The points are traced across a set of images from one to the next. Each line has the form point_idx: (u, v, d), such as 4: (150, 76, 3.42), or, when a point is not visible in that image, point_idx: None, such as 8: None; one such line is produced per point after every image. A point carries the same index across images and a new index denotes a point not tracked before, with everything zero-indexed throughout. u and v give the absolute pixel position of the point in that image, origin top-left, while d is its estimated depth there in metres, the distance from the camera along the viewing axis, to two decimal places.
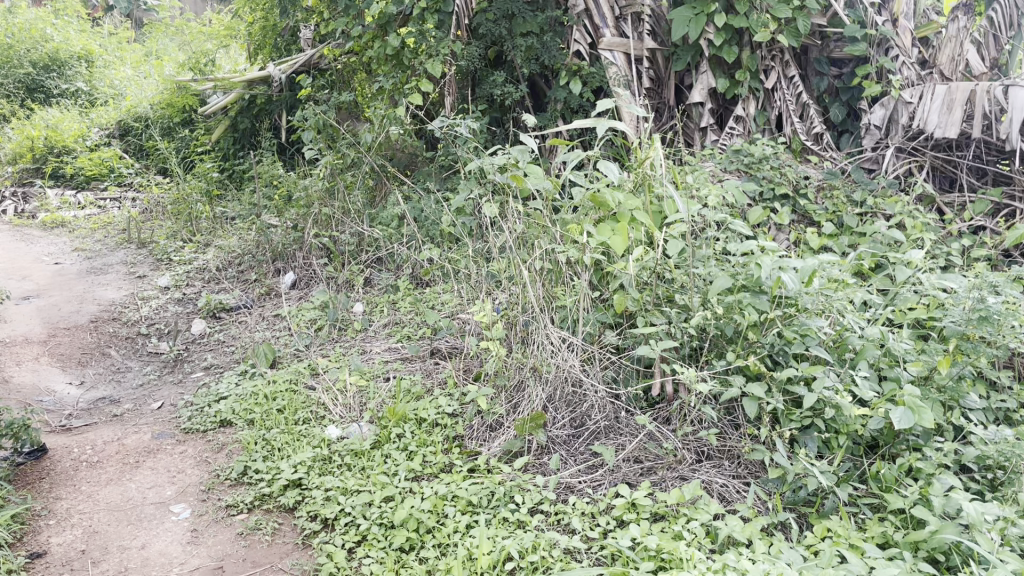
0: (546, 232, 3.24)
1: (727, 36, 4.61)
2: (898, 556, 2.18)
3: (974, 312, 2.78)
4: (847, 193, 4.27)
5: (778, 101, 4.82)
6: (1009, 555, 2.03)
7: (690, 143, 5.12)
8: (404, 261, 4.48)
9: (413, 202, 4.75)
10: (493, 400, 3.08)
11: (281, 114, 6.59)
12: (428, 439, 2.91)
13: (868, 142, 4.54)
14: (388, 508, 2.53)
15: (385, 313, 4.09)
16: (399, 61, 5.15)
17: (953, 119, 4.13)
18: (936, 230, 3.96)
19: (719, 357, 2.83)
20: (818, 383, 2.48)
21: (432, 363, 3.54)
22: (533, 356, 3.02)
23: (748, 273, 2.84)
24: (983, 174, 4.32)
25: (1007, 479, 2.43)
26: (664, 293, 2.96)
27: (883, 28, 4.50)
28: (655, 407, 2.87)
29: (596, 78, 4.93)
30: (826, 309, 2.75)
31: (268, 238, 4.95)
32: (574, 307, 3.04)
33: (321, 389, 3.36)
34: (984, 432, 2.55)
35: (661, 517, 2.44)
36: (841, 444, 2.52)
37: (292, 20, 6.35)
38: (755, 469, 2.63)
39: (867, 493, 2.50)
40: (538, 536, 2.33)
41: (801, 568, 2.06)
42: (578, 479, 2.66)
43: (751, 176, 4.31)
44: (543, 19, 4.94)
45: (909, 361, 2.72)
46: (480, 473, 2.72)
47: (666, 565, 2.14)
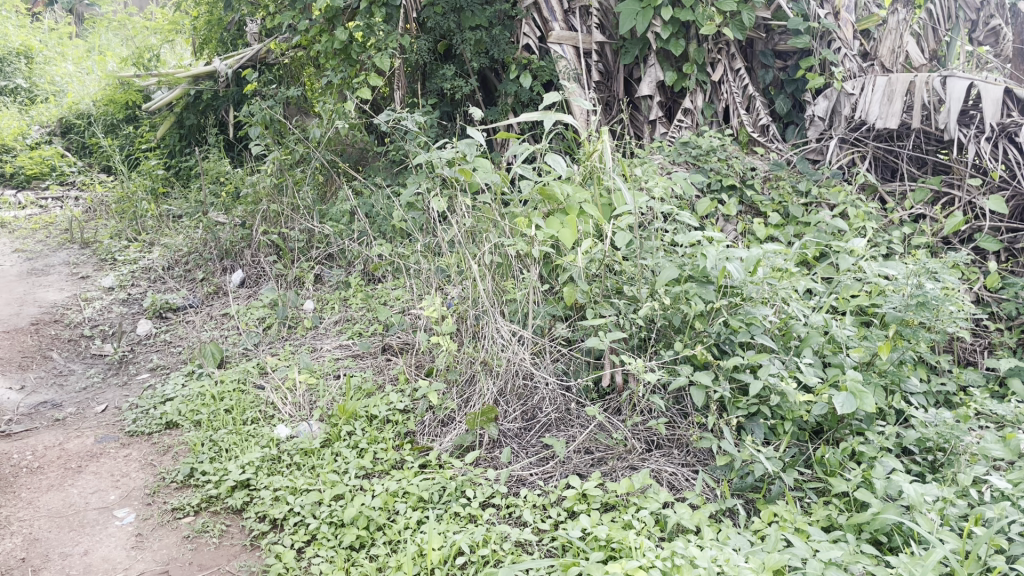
0: (495, 226, 3.22)
1: (674, 29, 4.66)
2: (842, 539, 2.22)
3: (912, 298, 2.87)
4: (792, 183, 4.33)
5: (725, 94, 4.86)
6: (948, 535, 2.07)
7: (639, 135, 5.18)
8: (355, 257, 4.43)
9: (363, 198, 4.71)
10: (444, 395, 3.07)
11: (228, 110, 6.47)
12: (379, 436, 2.89)
13: (813, 134, 4.65)
14: (338, 507, 2.50)
15: (336, 310, 4.05)
16: (348, 56, 5.09)
17: (893, 110, 4.19)
18: (878, 218, 4.04)
19: (667, 347, 2.88)
20: (763, 370, 2.53)
21: (384, 359, 3.51)
22: (484, 350, 3.01)
23: (695, 263, 2.88)
24: (922, 163, 4.33)
25: (947, 461, 2.49)
26: (613, 285, 2.99)
27: (826, 22, 4.57)
28: (605, 398, 2.89)
29: (546, 73, 4.96)
30: (771, 298, 2.81)
31: (216, 237, 4.86)
32: (524, 300, 3.04)
33: (270, 389, 3.31)
34: (925, 415, 2.61)
35: (612, 507, 2.46)
36: (787, 431, 2.57)
37: (238, 13, 6.24)
38: (704, 456, 2.67)
39: (813, 478, 2.55)
40: (490, 530, 2.33)
41: (746, 554, 2.09)
42: (529, 471, 2.67)
43: (699, 168, 4.36)
44: (491, 13, 4.92)
45: (852, 347, 2.78)
46: (432, 469, 2.71)
47: (616, 555, 2.16)
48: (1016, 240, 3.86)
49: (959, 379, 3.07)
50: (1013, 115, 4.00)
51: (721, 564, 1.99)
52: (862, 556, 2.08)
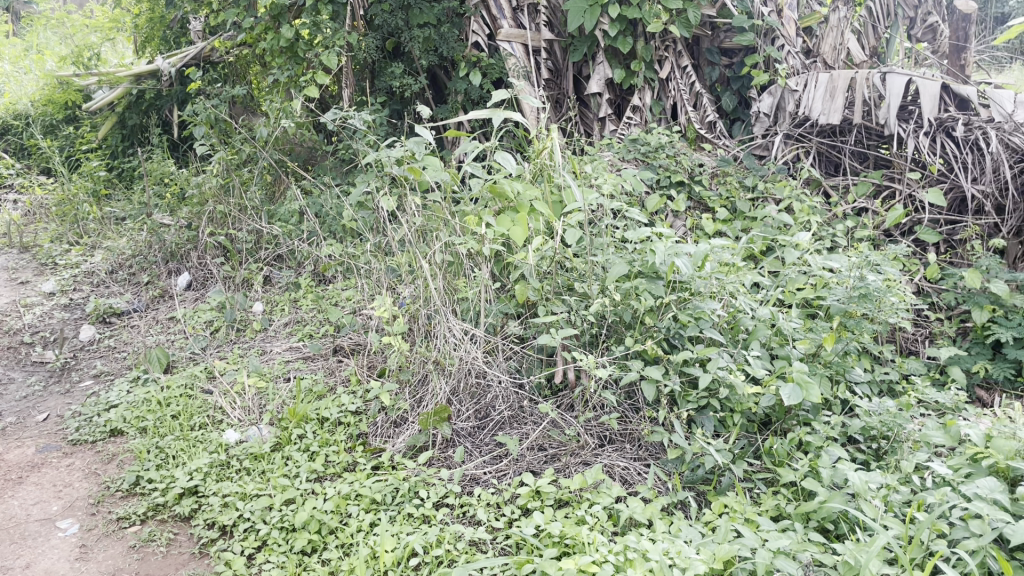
0: (446, 224, 3.20)
1: (621, 27, 4.69)
2: (790, 527, 2.26)
3: (855, 291, 2.95)
4: (739, 178, 4.40)
5: (673, 91, 4.91)
6: (892, 521, 2.11)
7: (588, 132, 5.19)
8: (305, 258, 4.38)
9: (313, 197, 4.66)
10: (396, 396, 3.04)
11: (172, 109, 6.34)
12: (331, 439, 2.86)
13: (759, 129, 4.73)
14: (289, 511, 2.46)
15: (286, 312, 4.00)
16: (294, 53, 5.01)
17: (835, 106, 4.29)
18: (822, 212, 4.11)
19: (618, 342, 2.90)
20: (713, 364, 2.55)
21: (335, 361, 3.48)
22: (436, 350, 2.98)
23: (645, 260, 2.92)
24: (864, 159, 4.40)
25: (890, 449, 2.54)
26: (564, 282, 3.00)
27: (770, 19, 4.65)
28: (559, 395, 2.90)
29: (495, 70, 4.95)
30: (718, 291, 2.86)
31: (161, 239, 4.76)
32: (476, 298, 3.03)
33: (218, 393, 3.25)
34: (869, 404, 2.66)
35: (566, 503, 2.47)
36: (736, 423, 2.62)
37: (180, 10, 6.11)
38: (655, 450, 2.69)
39: (762, 468, 2.59)
40: (443, 530, 2.32)
41: (697, 546, 2.12)
42: (482, 470, 2.67)
43: (648, 164, 4.41)
44: (439, 11, 4.91)
45: (798, 339, 2.84)
46: (385, 470, 2.69)
47: (570, 551, 2.16)
48: (954, 232, 3.98)
49: (902, 368, 3.15)
50: (949, 110, 4.16)
51: (672, 557, 2.02)
52: (810, 545, 2.12)
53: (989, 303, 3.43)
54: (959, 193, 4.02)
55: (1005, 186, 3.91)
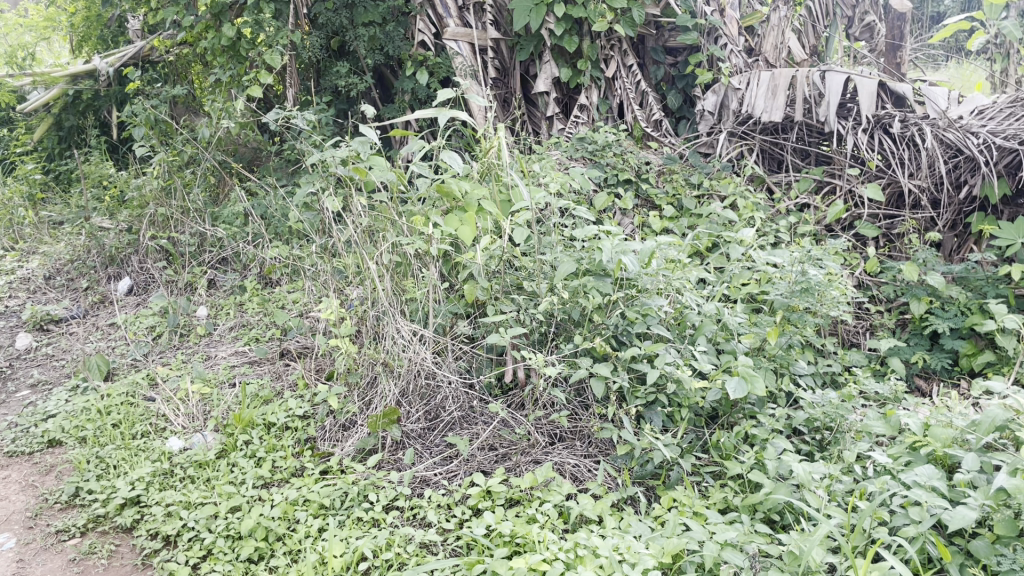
0: (393, 224, 3.14)
1: (567, 26, 4.70)
2: (737, 519, 2.29)
3: (796, 285, 3.03)
4: (685, 176, 4.45)
5: (619, 90, 4.96)
6: (834, 510, 2.16)
7: (536, 130, 5.22)
8: (250, 261, 4.31)
9: (257, 199, 4.58)
10: (345, 399, 3.01)
11: (111, 110, 6.17)
12: (277, 444, 2.81)
13: (704, 127, 4.79)
14: (235, 519, 2.42)
15: (231, 316, 3.93)
16: (236, 52, 4.93)
17: (777, 104, 4.36)
18: (766, 208, 4.18)
19: (567, 340, 2.90)
20: (660, 359, 2.59)
21: (282, 365, 3.43)
22: (384, 352, 2.95)
23: (592, 258, 2.93)
24: (806, 155, 4.49)
25: (833, 439, 2.60)
26: (513, 281, 2.99)
27: (712, 19, 4.71)
28: (508, 394, 2.90)
29: (442, 69, 4.93)
30: (665, 288, 2.89)
31: (100, 242, 4.63)
32: (424, 298, 3.00)
33: (160, 400, 3.18)
34: (812, 396, 2.71)
35: (517, 502, 2.47)
36: (683, 418, 2.64)
37: (117, 9, 5.95)
38: (605, 447, 2.71)
39: (709, 462, 2.62)
40: (393, 533, 2.30)
41: (647, 541, 2.14)
42: (433, 471, 2.65)
43: (595, 163, 4.44)
44: (384, 10, 4.86)
45: (743, 334, 2.88)
46: (333, 474, 2.66)
47: (520, 550, 2.16)
48: (892, 226, 4.08)
49: (844, 360, 3.22)
50: (886, 107, 4.25)
51: (622, 553, 2.04)
52: (756, 536, 2.16)
53: (926, 294, 3.53)
54: (897, 188, 4.11)
55: (940, 181, 4.00)
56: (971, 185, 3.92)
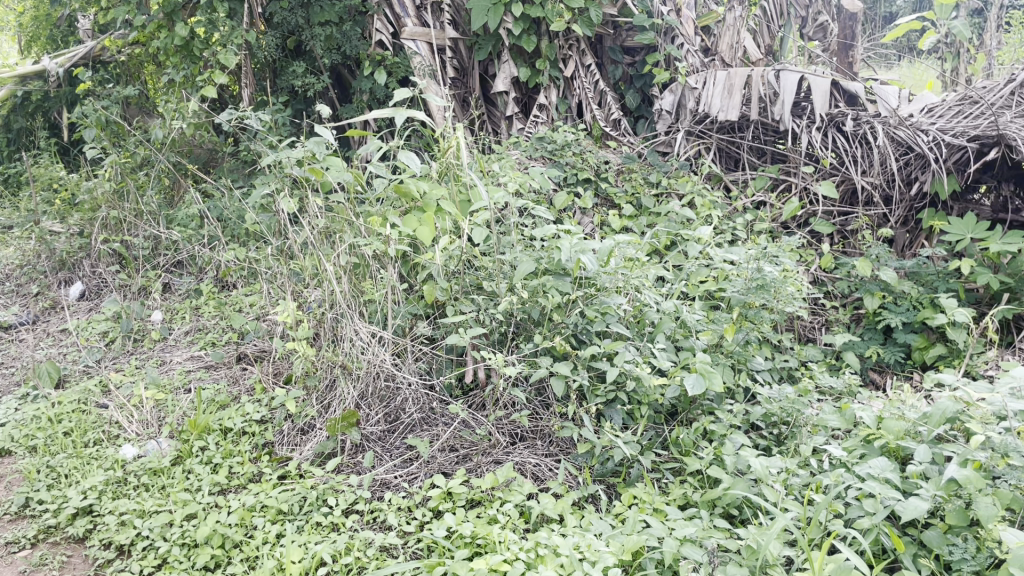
0: (350, 226, 3.10)
1: (525, 25, 4.71)
2: (696, 515, 2.31)
3: (752, 282, 3.07)
4: (643, 175, 4.49)
5: (577, 89, 4.97)
6: (791, 503, 2.18)
7: (496, 130, 5.25)
8: (206, 264, 4.24)
9: (213, 201, 4.52)
10: (303, 402, 2.98)
11: (61, 112, 6.03)
12: (234, 450, 2.77)
13: (662, 126, 4.83)
14: (191, 527, 2.38)
15: (187, 320, 3.86)
16: (189, 52, 4.85)
17: (733, 103, 4.41)
18: (723, 206, 4.22)
19: (527, 340, 2.89)
20: (619, 358, 2.59)
21: (239, 369, 3.38)
22: (342, 354, 2.92)
23: (551, 257, 2.94)
24: (762, 153, 4.54)
25: (790, 433, 2.63)
26: (472, 281, 2.98)
27: (669, 18, 4.74)
28: (469, 394, 2.88)
29: (400, 69, 4.89)
30: (624, 287, 2.90)
31: (51, 247, 4.53)
32: (383, 300, 2.97)
33: (113, 407, 3.12)
34: (769, 391, 2.75)
35: (478, 503, 2.46)
36: (643, 415, 2.66)
37: (66, 8, 5.81)
38: (566, 445, 2.71)
39: (669, 458, 2.64)
40: (353, 537, 2.28)
41: (607, 539, 2.15)
42: (393, 474, 2.63)
43: (555, 162, 4.44)
44: (340, 10, 4.82)
45: (701, 331, 2.91)
46: (292, 479, 2.63)
47: (481, 551, 2.15)
48: (846, 223, 4.14)
49: (801, 355, 3.26)
50: (839, 105, 4.31)
51: (583, 551, 2.05)
52: (715, 531, 2.18)
53: (879, 290, 3.59)
54: (850, 185, 4.17)
55: (891, 178, 4.05)
56: (922, 182, 3.97)
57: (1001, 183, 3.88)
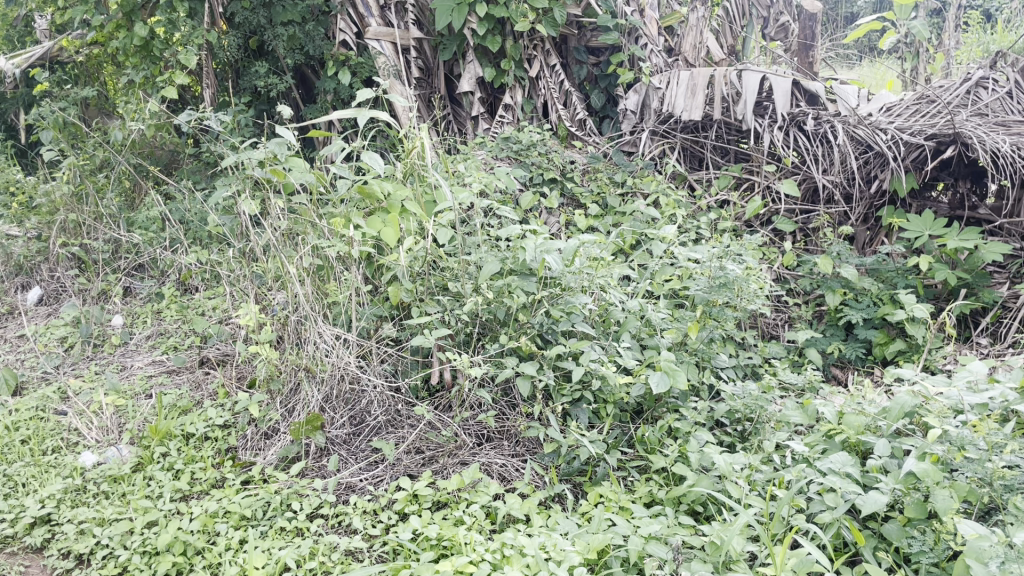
0: (313, 228, 3.07)
1: (489, 26, 4.71)
2: (662, 513, 2.33)
3: (714, 280, 3.11)
4: (609, 175, 4.50)
5: (542, 90, 4.97)
6: (754, 499, 2.21)
7: (461, 130, 5.23)
8: (167, 267, 4.18)
9: (175, 203, 4.45)
10: (267, 406, 2.95)
11: (18, 113, 5.90)
12: (197, 455, 2.74)
13: (627, 126, 4.85)
14: (152, 534, 2.34)
15: (148, 325, 3.81)
16: (149, 52, 4.78)
17: (696, 103, 4.44)
18: (687, 205, 4.25)
19: (493, 340, 2.89)
20: (585, 357, 2.61)
21: (201, 373, 3.34)
22: (306, 357, 2.90)
23: (517, 258, 2.94)
24: (725, 153, 4.57)
25: (754, 430, 2.65)
26: (437, 282, 2.95)
27: (633, 18, 4.78)
28: (435, 396, 2.86)
29: (364, 69, 4.86)
30: (589, 286, 2.91)
31: (7, 251, 4.43)
32: (347, 302, 2.95)
33: (72, 414, 3.06)
34: (733, 388, 2.76)
35: (444, 504, 2.45)
36: (609, 413, 2.67)
37: (22, 7, 5.69)
38: (532, 445, 2.71)
39: (635, 456, 2.66)
40: (318, 542, 2.26)
41: (573, 538, 2.15)
42: (358, 477, 2.62)
43: (520, 162, 4.44)
44: (302, 9, 4.76)
45: (665, 329, 2.94)
46: (255, 484, 2.60)
47: (447, 553, 2.15)
48: (808, 221, 4.19)
49: (764, 352, 3.30)
50: (800, 105, 4.35)
51: (548, 550, 2.05)
52: (680, 528, 2.19)
53: (840, 287, 3.64)
54: (811, 183, 4.21)
55: (852, 176, 4.09)
56: (882, 180, 4.02)
57: (958, 180, 3.96)
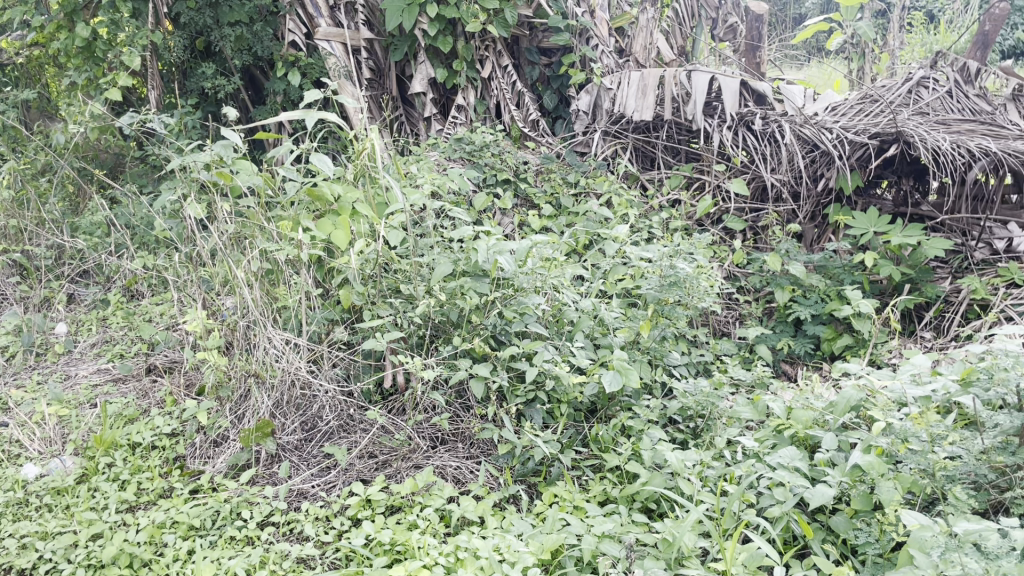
0: (262, 231, 3.03)
1: (440, 26, 4.69)
2: (616, 511, 2.34)
3: (665, 279, 3.15)
4: (562, 175, 4.51)
5: (495, 90, 4.98)
6: (706, 495, 2.23)
7: (415, 131, 5.20)
8: (113, 272, 4.08)
9: (120, 208, 4.35)
10: (216, 413, 2.90)
11: None
12: (143, 465, 2.68)
13: (579, 127, 4.88)
14: (97, 547, 2.28)
15: (93, 333, 3.72)
16: (92, 54, 4.67)
17: (647, 103, 4.47)
18: (639, 205, 4.28)
19: (446, 342, 2.88)
20: (538, 357, 2.61)
21: (148, 381, 3.27)
22: (256, 362, 2.86)
23: (469, 258, 2.92)
24: (676, 152, 4.61)
25: (705, 426, 2.68)
26: (389, 285, 2.92)
27: (583, 20, 4.84)
28: (388, 400, 2.85)
29: (314, 70, 4.80)
30: (542, 286, 2.91)
31: None
32: (297, 307, 2.91)
33: (12, 425, 2.97)
34: (685, 385, 2.79)
35: (398, 509, 2.43)
36: (563, 413, 2.67)
37: None
38: (486, 447, 2.71)
39: (589, 455, 2.67)
40: (269, 550, 2.22)
41: (527, 539, 2.16)
42: (310, 484, 2.59)
43: (474, 163, 4.44)
44: (250, 10, 4.69)
45: (618, 328, 2.96)
46: (204, 493, 2.55)
47: (401, 557, 2.14)
48: (758, 219, 4.26)
49: (715, 349, 3.34)
50: (748, 105, 4.40)
51: (502, 552, 2.04)
52: (633, 526, 2.21)
53: (789, 284, 3.71)
54: (760, 182, 4.26)
55: (799, 175, 4.15)
56: (828, 179, 4.09)
57: (901, 178, 4.06)
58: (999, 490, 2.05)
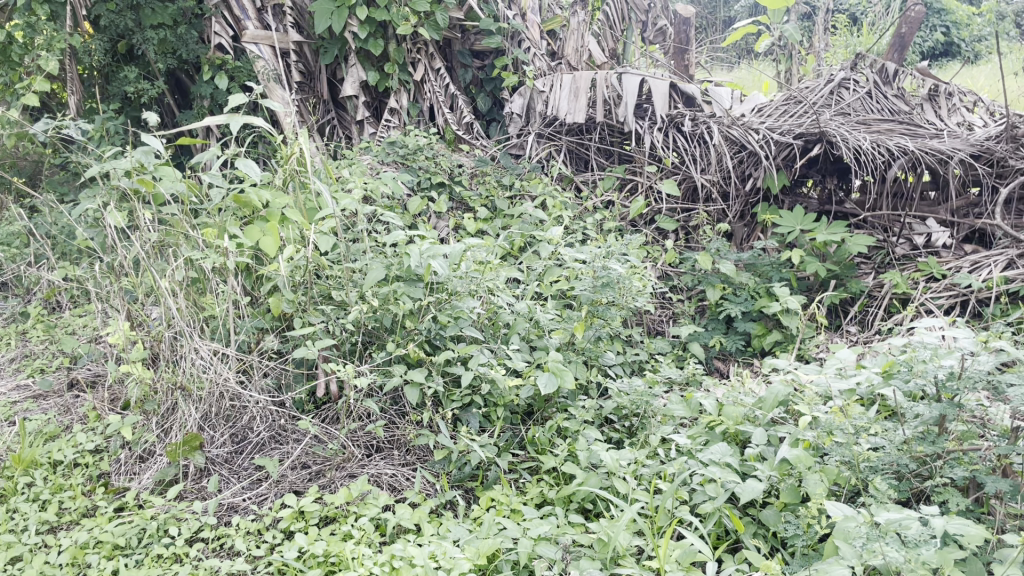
0: (187, 238, 2.95)
1: (371, 29, 4.64)
2: (552, 512, 2.34)
3: (598, 280, 3.16)
4: (497, 177, 4.51)
5: (427, 93, 4.94)
6: (640, 493, 2.26)
7: (348, 135, 5.14)
8: (33, 283, 3.93)
9: (40, 216, 4.20)
10: (142, 428, 2.82)
11: None
12: (65, 484, 2.58)
13: (513, 129, 4.88)
14: (15, 571, 2.19)
15: (12, 347, 3.57)
16: (7, 57, 4.50)
17: (579, 105, 4.51)
18: (573, 207, 4.30)
19: (380, 349, 2.84)
20: (473, 361, 2.60)
21: (71, 397, 3.16)
22: (181, 375, 2.75)
23: (402, 263, 2.90)
24: (609, 154, 4.66)
25: (640, 425, 2.71)
26: (320, 291, 2.88)
27: (515, 23, 4.84)
28: (321, 409, 2.81)
29: (242, 73, 4.71)
30: (477, 289, 2.91)
31: None
32: (225, 316, 2.84)
33: None
34: (620, 385, 2.81)
35: (332, 519, 2.39)
36: (499, 416, 2.67)
37: None
38: (423, 453, 2.70)
39: (526, 458, 2.67)
40: (197, 566, 2.16)
41: (463, 545, 2.14)
42: (241, 497, 2.54)
43: (407, 167, 4.39)
44: (174, 12, 4.59)
45: (554, 330, 2.97)
46: (130, 511, 2.47)
47: (335, 569, 2.11)
48: (689, 219, 4.32)
49: (649, 348, 3.38)
50: (678, 106, 4.47)
51: (438, 559, 2.03)
52: (569, 528, 2.21)
53: (720, 282, 3.78)
54: (691, 183, 4.32)
55: (728, 174, 4.23)
56: (756, 178, 4.18)
57: (825, 177, 4.17)
58: (920, 479, 2.14)
